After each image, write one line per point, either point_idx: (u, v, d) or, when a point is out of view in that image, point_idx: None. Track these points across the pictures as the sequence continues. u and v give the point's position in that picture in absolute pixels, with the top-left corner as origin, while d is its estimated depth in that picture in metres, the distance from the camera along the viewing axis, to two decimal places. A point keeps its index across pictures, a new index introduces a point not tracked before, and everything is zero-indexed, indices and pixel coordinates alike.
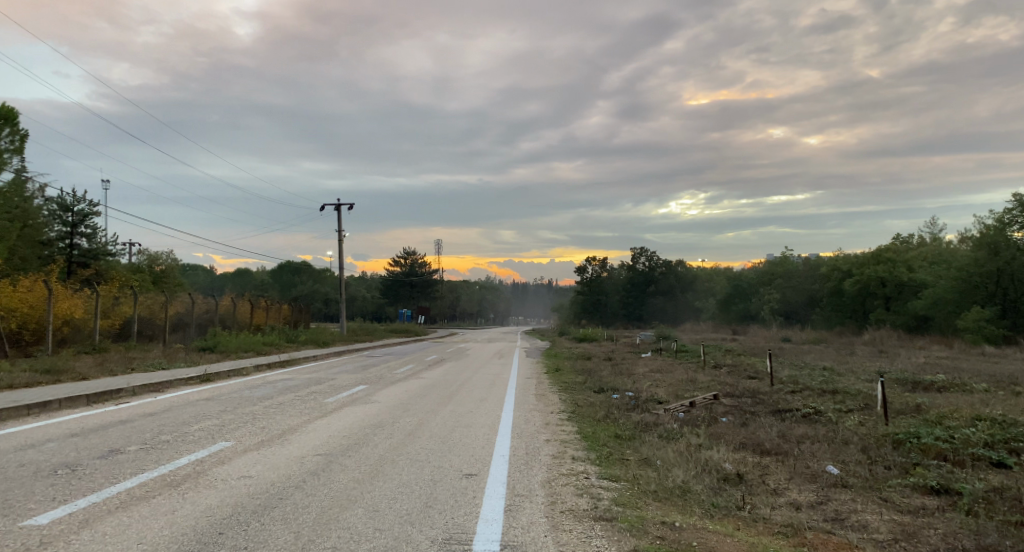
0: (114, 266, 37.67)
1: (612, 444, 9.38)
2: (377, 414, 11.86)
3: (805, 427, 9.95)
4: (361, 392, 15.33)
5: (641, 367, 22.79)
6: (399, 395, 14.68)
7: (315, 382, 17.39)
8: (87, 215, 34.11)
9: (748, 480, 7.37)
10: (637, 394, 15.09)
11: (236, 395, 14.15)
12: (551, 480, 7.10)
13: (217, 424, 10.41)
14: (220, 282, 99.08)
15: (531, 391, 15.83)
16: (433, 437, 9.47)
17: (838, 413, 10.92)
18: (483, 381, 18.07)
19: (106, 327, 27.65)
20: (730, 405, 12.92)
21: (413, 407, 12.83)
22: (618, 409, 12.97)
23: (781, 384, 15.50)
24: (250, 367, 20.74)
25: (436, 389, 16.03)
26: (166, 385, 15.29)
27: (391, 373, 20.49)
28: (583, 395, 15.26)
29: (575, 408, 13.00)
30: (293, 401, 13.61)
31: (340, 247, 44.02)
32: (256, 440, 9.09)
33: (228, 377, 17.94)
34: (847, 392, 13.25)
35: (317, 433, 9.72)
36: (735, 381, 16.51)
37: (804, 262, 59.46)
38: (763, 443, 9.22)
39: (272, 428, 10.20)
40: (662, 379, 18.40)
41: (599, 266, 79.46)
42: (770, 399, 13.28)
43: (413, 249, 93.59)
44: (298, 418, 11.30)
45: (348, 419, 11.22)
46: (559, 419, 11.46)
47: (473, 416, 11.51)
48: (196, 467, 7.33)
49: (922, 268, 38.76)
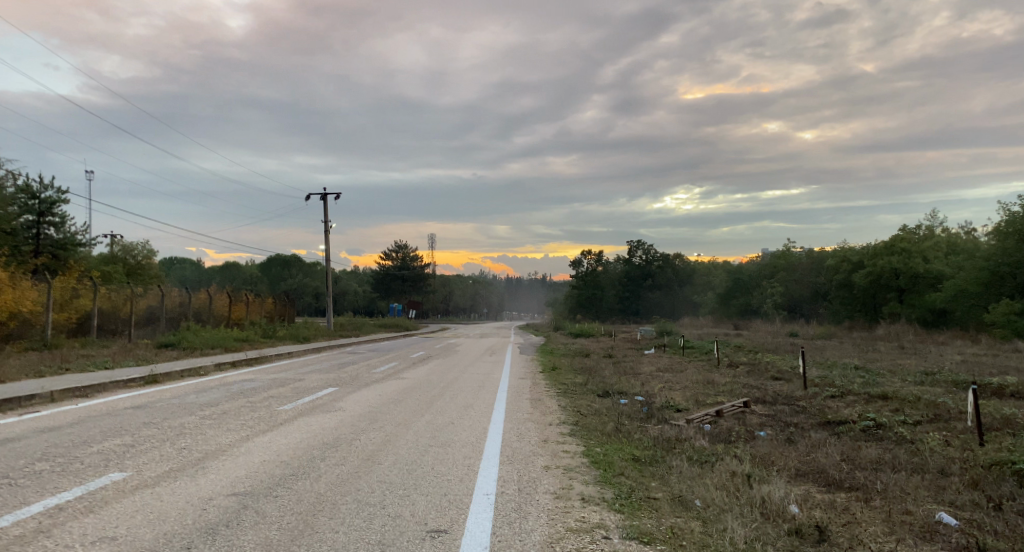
0: (84, 257, 35.09)
1: (631, 474, 7.18)
2: (336, 427, 9.63)
3: (876, 448, 7.78)
4: (327, 397, 13.06)
5: (647, 366, 20.62)
6: (370, 401, 12.46)
7: (277, 385, 15.12)
8: (55, 202, 31.62)
9: (837, 538, 5.15)
10: (649, 400, 12.91)
11: (174, 403, 11.87)
12: (555, 543, 4.89)
13: (125, 444, 8.15)
14: (207, 275, 96.47)
15: (525, 396, 13.60)
16: (398, 465, 7.25)
17: (907, 427, 8.77)
18: (471, 383, 15.84)
19: (61, 322, 25.26)
20: (765, 415, 10.77)
21: (384, 416, 10.63)
22: (631, 420, 10.80)
23: (815, 386, 13.38)
24: (210, 365, 18.46)
25: (416, 394, 13.79)
26: (99, 390, 13.01)
27: (369, 373, 18.26)
28: (585, 401, 13.10)
29: (579, 418, 10.84)
30: (240, 410, 11.32)
31: (326, 239, 41.71)
32: (160, 471, 6.80)
33: (178, 379, 15.65)
34: (903, 398, 11.08)
35: (248, 458, 7.45)
36: (760, 384, 14.35)
37: (808, 254, 57.44)
38: (828, 472, 7.02)
39: (194, 449, 7.93)
40: (673, 380, 16.22)
41: (595, 259, 77.11)
42: (811, 406, 11.13)
43: (405, 242, 91.37)
44: (236, 435, 9.03)
45: (300, 434, 9.00)
46: (560, 434, 9.28)
47: (453, 431, 9.34)
48: (43, 522, 5.08)
49: (938, 259, 36.66)
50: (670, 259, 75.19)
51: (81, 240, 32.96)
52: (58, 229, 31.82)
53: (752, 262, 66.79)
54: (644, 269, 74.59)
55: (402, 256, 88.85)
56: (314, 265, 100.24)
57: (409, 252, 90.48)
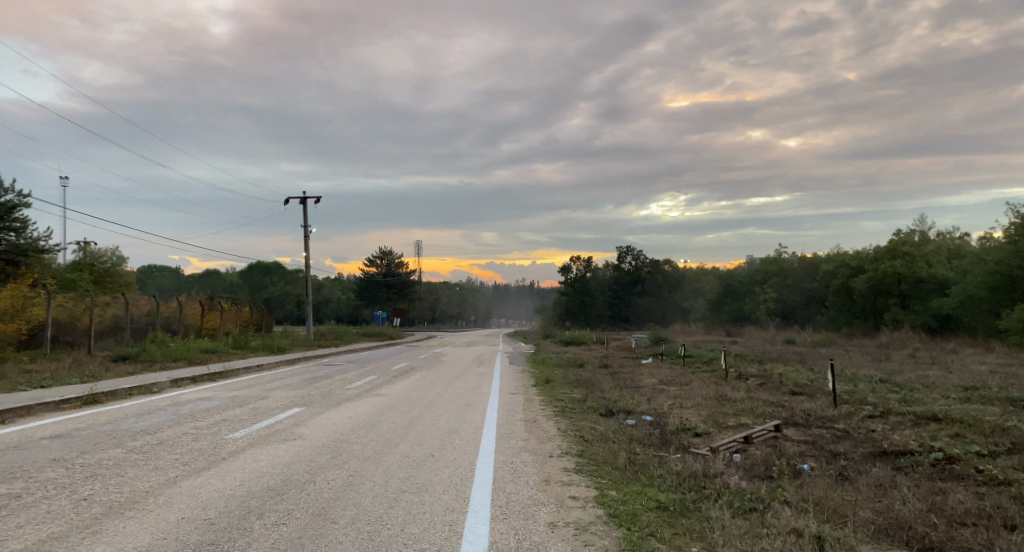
0: (46, 265, 32.88)
1: (662, 534, 5.52)
2: (292, 463, 7.91)
3: (966, 493, 6.17)
4: (289, 421, 11.25)
5: (648, 379, 18.99)
6: (338, 426, 10.71)
7: (236, 405, 13.32)
8: (15, 205, 29.52)
9: None
10: (659, 422, 11.24)
11: (105, 431, 10.02)
12: None
13: (9, 494, 6.33)
14: (186, 283, 93.79)
15: (517, 417, 11.85)
16: (358, 525, 5.53)
17: (989, 462, 7.18)
18: (457, 400, 14.02)
19: (11, 333, 23.22)
20: (803, 441, 9.14)
21: (352, 447, 8.92)
22: (645, 449, 9.13)
23: (847, 404, 11.83)
24: (166, 382, 16.55)
25: (393, 415, 12.05)
26: (20, 416, 11.10)
27: (343, 389, 16.46)
28: (586, 422, 11.44)
29: (583, 447, 9.16)
30: (179, 439, 9.48)
31: (306, 245, 39.90)
32: (29, 542, 5.01)
33: (122, 399, 13.75)
34: (961, 419, 9.49)
35: (160, 516, 5.68)
36: (781, 401, 12.74)
37: (801, 260, 56.30)
38: (921, 530, 5.39)
39: (97, 501, 6.12)
40: (681, 396, 14.58)
41: (583, 266, 75.49)
42: (854, 431, 9.52)
43: (390, 249, 89.41)
44: (161, 476, 7.23)
45: (240, 475, 7.22)
46: (564, 472, 7.62)
47: (433, 469, 7.65)
48: None
49: (941, 263, 35.38)
50: (660, 265, 73.91)
51: (43, 246, 30.85)
52: (19, 234, 29.70)
53: (743, 268, 65.57)
54: (634, 275, 73.17)
55: (387, 264, 87.01)
56: (297, 272, 97.85)
57: (394, 258, 88.49)
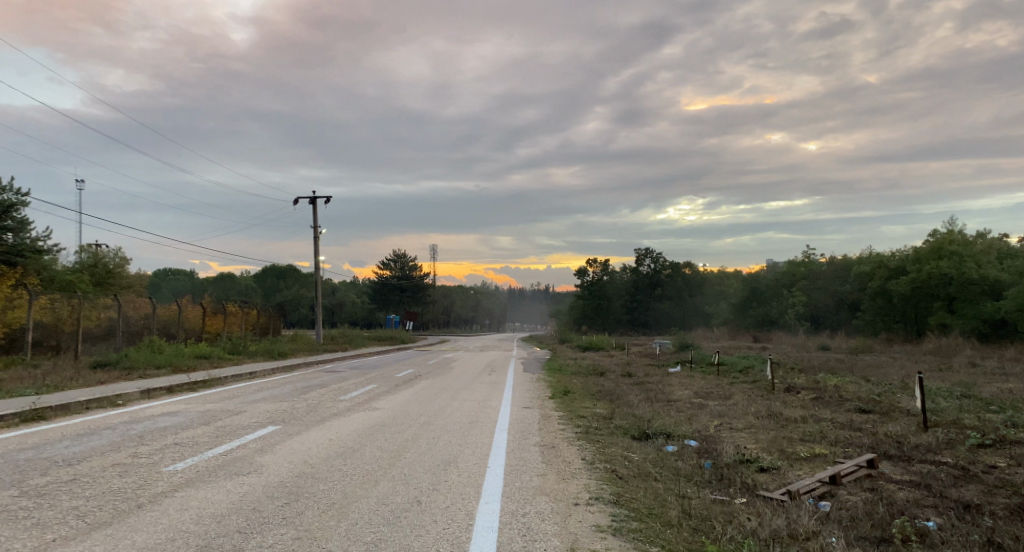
0: (42, 266, 31.18)
1: None
2: (225, 516, 5.82)
3: None
4: (254, 446, 9.16)
5: (681, 390, 16.77)
6: (312, 455, 8.60)
7: (202, 423, 11.26)
8: (11, 204, 27.88)
9: None
10: (709, 450, 9.05)
11: (14, 461, 7.97)
12: None
13: None
14: (201, 286, 92.94)
15: (532, 441, 9.68)
16: None
17: None
18: (462, 417, 11.87)
19: None
20: (910, 482, 6.94)
21: (318, 489, 6.83)
22: (699, 494, 6.96)
23: (940, 428, 9.56)
24: (135, 393, 14.56)
25: (383, 436, 9.93)
26: None
27: (334, 402, 14.34)
28: (616, 450, 9.26)
29: (619, 490, 6.99)
30: (101, 473, 7.41)
31: (315, 246, 38.19)
32: None
33: (71, 414, 11.74)
34: None
35: None
36: (854, 423, 10.44)
37: (831, 262, 53.75)
38: None
39: None
40: (726, 414, 12.33)
41: (601, 269, 72.83)
42: (975, 469, 7.25)
43: (404, 251, 87.66)
44: (30, 540, 5.16)
45: (142, 541, 5.15)
46: (601, 536, 5.49)
47: (413, 531, 5.53)
48: None
49: (993, 264, 32.69)
50: (680, 268, 71.43)
51: (39, 247, 29.17)
52: (15, 234, 28.08)
53: (768, 271, 62.88)
54: (652, 279, 70.80)
55: (401, 267, 85.51)
56: (310, 275, 96.54)
57: (408, 261, 86.78)
